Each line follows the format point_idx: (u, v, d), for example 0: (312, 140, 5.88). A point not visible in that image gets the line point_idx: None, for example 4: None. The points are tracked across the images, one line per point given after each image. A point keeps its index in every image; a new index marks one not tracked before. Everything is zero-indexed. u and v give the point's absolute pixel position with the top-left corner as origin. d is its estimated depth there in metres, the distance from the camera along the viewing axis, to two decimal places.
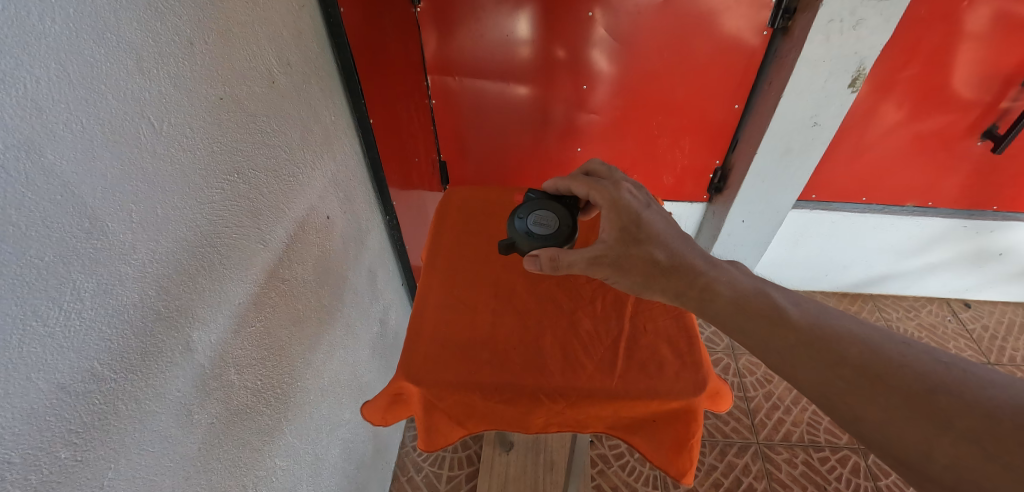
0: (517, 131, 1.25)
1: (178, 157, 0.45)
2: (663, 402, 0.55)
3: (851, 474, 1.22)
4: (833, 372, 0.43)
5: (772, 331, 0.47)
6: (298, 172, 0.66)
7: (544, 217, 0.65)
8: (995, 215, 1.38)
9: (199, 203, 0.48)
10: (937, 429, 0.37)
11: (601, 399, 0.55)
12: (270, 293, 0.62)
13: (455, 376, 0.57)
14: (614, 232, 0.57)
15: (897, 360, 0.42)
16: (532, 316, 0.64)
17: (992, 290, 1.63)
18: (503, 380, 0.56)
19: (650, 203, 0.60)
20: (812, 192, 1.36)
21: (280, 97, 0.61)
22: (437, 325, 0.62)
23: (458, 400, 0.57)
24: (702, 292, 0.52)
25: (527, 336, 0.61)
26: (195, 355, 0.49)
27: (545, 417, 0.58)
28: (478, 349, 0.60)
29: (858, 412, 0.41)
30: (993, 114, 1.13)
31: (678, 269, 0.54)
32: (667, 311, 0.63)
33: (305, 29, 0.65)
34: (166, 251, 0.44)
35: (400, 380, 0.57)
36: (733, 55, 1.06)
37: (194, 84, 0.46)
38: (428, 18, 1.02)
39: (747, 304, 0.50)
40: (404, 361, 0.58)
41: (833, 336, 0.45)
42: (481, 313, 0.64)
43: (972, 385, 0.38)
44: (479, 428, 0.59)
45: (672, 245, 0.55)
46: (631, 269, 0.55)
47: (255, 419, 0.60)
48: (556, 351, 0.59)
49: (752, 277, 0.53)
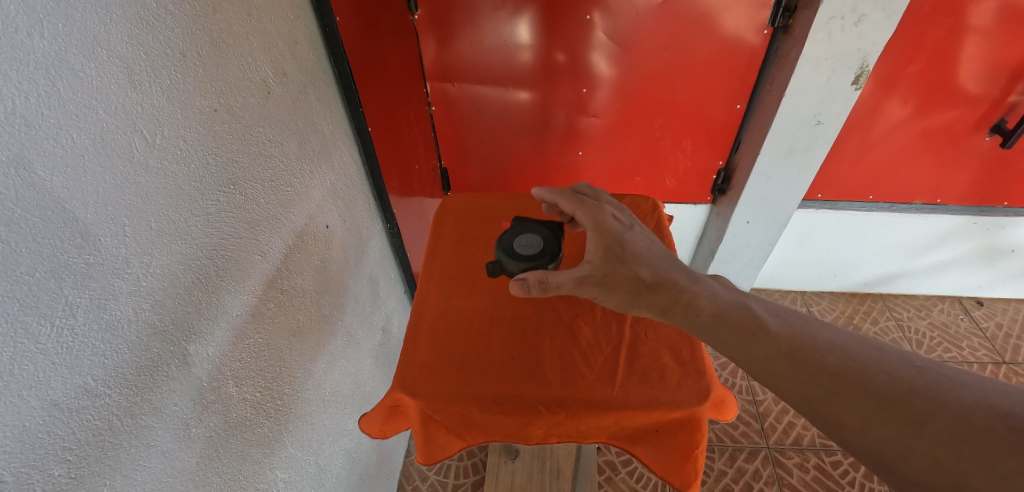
0: (518, 135, 1.24)
1: (172, 170, 0.45)
2: (665, 412, 0.54)
3: (865, 477, 1.20)
4: (811, 379, 0.42)
5: (748, 341, 0.46)
6: (296, 183, 0.66)
7: (529, 239, 0.64)
8: (1006, 211, 1.35)
9: (194, 215, 0.48)
10: (912, 431, 0.36)
11: (601, 410, 0.54)
12: (270, 303, 0.61)
13: (451, 388, 0.56)
14: (600, 252, 0.56)
15: (874, 365, 0.41)
16: (530, 326, 0.63)
17: (1004, 287, 1.60)
18: (500, 392, 0.56)
19: (633, 224, 0.60)
20: (817, 192, 1.34)
21: (276, 108, 0.61)
22: (433, 335, 0.62)
23: (455, 413, 0.56)
24: (684, 306, 0.50)
25: (525, 345, 0.60)
26: (192, 369, 0.49)
27: (545, 427, 0.57)
28: (476, 359, 0.59)
29: (840, 418, 0.40)
30: (1002, 108, 1.11)
31: (663, 285, 0.52)
32: None
33: (301, 38, 0.65)
34: (161, 264, 0.44)
35: (397, 392, 0.56)
36: (734, 55, 1.05)
37: (186, 97, 0.46)
38: (426, 25, 1.02)
39: (727, 316, 0.48)
40: (400, 372, 0.58)
41: (811, 344, 0.44)
42: (477, 322, 0.63)
43: (946, 388, 0.37)
44: (478, 439, 0.58)
45: (656, 263, 0.54)
46: (618, 288, 0.54)
47: (255, 431, 0.59)
48: (554, 361, 0.58)
49: (734, 290, 0.52)
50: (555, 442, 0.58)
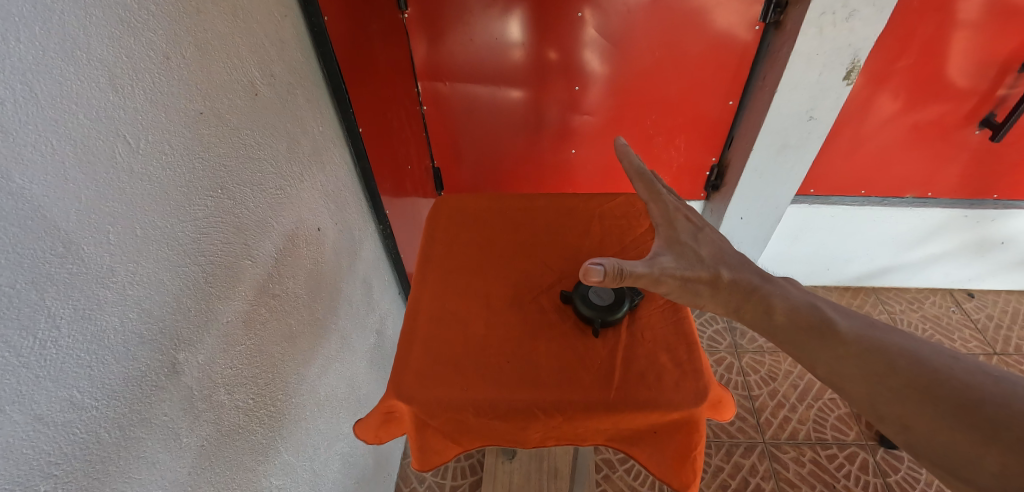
0: (511, 134, 1.23)
1: (157, 175, 0.44)
2: (663, 414, 0.54)
3: (860, 470, 1.21)
4: (880, 382, 0.43)
5: (818, 342, 0.47)
6: (286, 185, 0.65)
7: (593, 292, 0.63)
8: (995, 204, 1.36)
9: (181, 221, 0.47)
10: (983, 438, 0.36)
11: (598, 413, 0.54)
12: (261, 309, 0.60)
13: (446, 393, 0.55)
14: (672, 249, 0.58)
15: (946, 371, 0.41)
16: (525, 329, 0.62)
17: (994, 278, 1.61)
18: (496, 396, 0.55)
19: (704, 225, 0.62)
20: (810, 187, 1.35)
21: (264, 110, 0.60)
22: (428, 340, 0.61)
23: (451, 419, 0.56)
24: (758, 307, 0.52)
25: (520, 349, 0.60)
26: (182, 377, 0.48)
27: (542, 431, 0.56)
28: (470, 363, 0.59)
29: (906, 420, 0.40)
30: (991, 101, 1.12)
31: (736, 284, 0.54)
32: (665, 318, 0.62)
33: (288, 38, 0.64)
34: (147, 272, 0.43)
35: (391, 398, 0.56)
36: (726, 51, 1.05)
37: (171, 100, 0.45)
38: (416, 23, 1.01)
39: (798, 316, 0.49)
40: (393, 378, 0.57)
41: (881, 347, 0.44)
42: (472, 325, 0.63)
43: (1019, 394, 0.37)
44: (474, 444, 0.57)
45: (730, 263, 0.56)
46: (692, 285, 0.54)
47: (249, 438, 0.58)
48: (550, 365, 0.58)
49: (805, 292, 0.53)
50: (552, 445, 0.58)
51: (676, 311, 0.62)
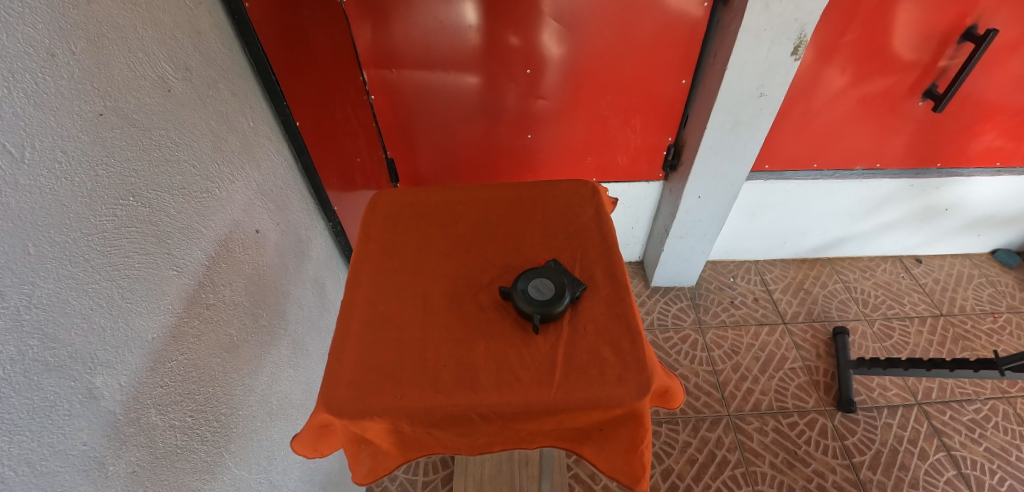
0: (465, 122, 1.20)
1: (51, 187, 0.39)
2: (606, 410, 0.53)
3: (819, 435, 1.26)
4: None
5: None
6: (213, 187, 0.62)
7: (539, 287, 0.61)
8: (939, 173, 1.41)
9: (86, 235, 0.43)
10: None
11: (539, 412, 0.53)
12: (194, 321, 0.57)
13: (379, 402, 0.54)
14: None
15: None
16: (464, 328, 0.61)
17: (940, 243, 1.69)
18: (431, 403, 0.54)
19: None
20: (766, 163, 1.36)
21: (179, 107, 0.55)
22: (361, 347, 0.59)
23: (388, 427, 0.55)
24: None
25: (458, 350, 0.59)
26: (102, 402, 0.44)
27: (484, 432, 0.56)
28: (405, 368, 0.57)
29: None
30: (933, 73, 1.15)
31: None
32: (607, 309, 0.61)
33: (204, 28, 0.59)
34: (47, 292, 0.39)
35: (321, 410, 0.54)
36: (677, 28, 1.04)
37: (60, 101, 0.40)
38: (356, 8, 0.96)
39: None
40: (325, 390, 0.55)
41: None
42: (409, 328, 0.61)
43: None
44: (409, 450, 0.58)
45: None
46: None
47: (190, 458, 0.55)
48: (488, 364, 0.57)
49: None
50: (496, 448, 0.58)
51: (617, 301, 0.62)
